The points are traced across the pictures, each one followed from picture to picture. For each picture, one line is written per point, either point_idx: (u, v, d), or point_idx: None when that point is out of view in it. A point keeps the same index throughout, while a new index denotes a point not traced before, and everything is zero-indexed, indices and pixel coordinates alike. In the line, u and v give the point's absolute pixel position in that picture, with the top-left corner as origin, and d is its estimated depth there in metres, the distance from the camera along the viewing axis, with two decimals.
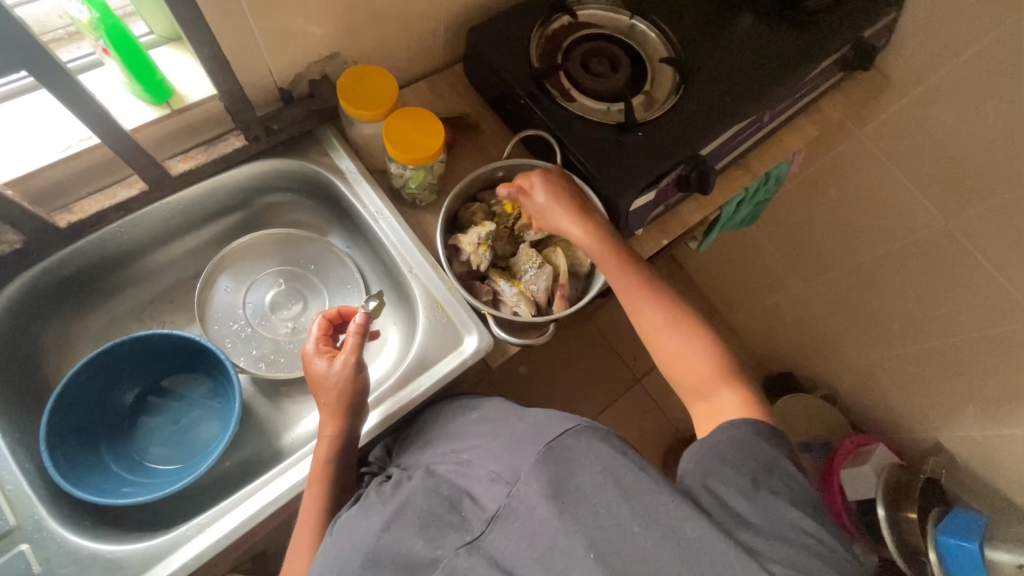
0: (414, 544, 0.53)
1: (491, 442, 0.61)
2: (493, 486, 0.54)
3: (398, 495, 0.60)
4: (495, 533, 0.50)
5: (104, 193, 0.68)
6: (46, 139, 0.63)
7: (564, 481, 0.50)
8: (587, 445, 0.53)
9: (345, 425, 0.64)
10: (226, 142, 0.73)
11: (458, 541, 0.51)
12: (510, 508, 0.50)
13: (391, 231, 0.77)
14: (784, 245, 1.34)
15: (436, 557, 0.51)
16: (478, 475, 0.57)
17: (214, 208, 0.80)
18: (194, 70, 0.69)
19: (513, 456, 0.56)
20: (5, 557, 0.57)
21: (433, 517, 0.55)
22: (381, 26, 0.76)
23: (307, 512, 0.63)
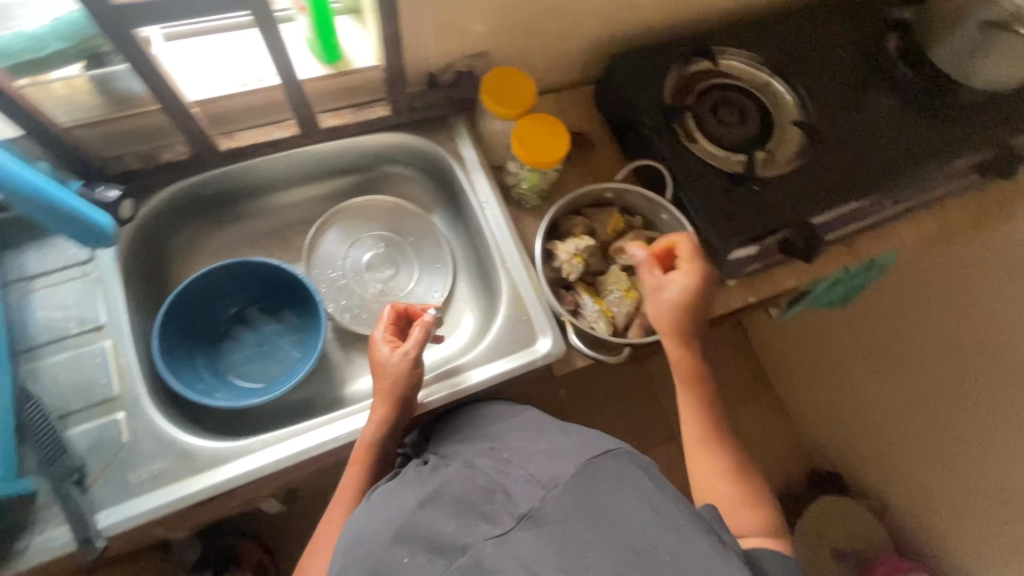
0: (446, 526, 0.52)
1: (534, 447, 0.61)
2: (530, 485, 0.54)
3: (434, 479, 0.60)
4: (527, 531, 0.49)
5: (262, 129, 0.76)
6: (232, 72, 0.71)
7: (600, 499, 0.50)
8: (630, 471, 0.53)
9: (393, 413, 0.67)
10: (373, 110, 0.80)
11: (487, 533, 0.50)
12: (545, 510, 0.50)
13: (494, 222, 0.80)
14: (866, 339, 1.27)
15: (463, 543, 0.50)
16: (517, 471, 0.56)
17: (341, 166, 0.87)
18: (365, 40, 0.77)
19: (554, 460, 0.56)
20: (104, 420, 0.64)
21: (468, 504, 0.54)
22: (534, 36, 0.81)
23: (345, 485, 0.67)
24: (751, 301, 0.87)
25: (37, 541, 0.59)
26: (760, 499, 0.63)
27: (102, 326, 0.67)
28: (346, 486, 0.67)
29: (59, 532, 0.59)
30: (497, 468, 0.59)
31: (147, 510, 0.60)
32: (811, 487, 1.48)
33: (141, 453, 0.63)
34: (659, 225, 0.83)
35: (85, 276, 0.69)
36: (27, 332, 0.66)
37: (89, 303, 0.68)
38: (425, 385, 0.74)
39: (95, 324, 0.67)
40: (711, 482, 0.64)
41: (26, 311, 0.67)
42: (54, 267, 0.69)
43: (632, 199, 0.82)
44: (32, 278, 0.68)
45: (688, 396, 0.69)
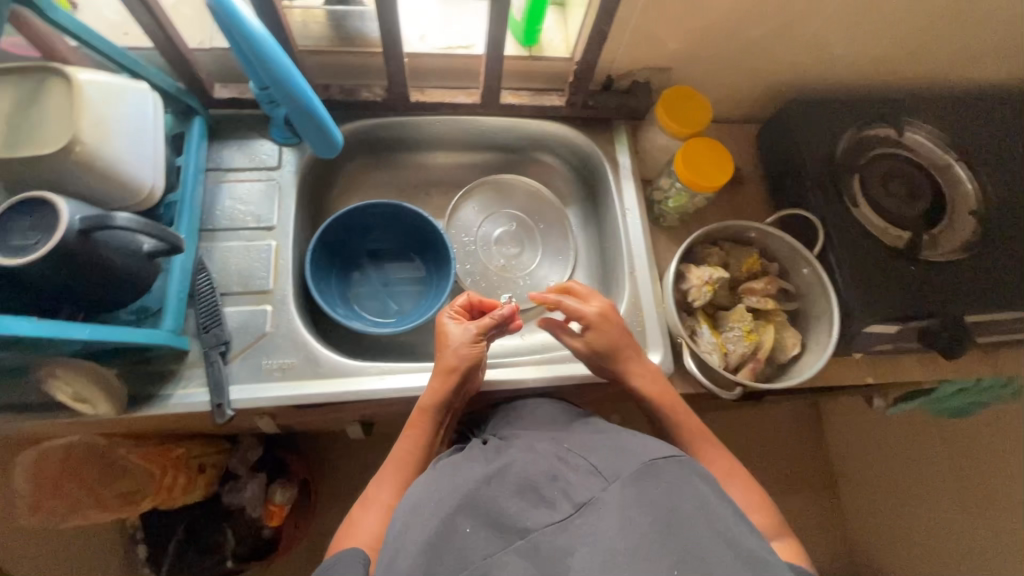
0: (508, 505, 0.51)
1: (595, 443, 0.59)
2: (590, 477, 0.53)
3: (500, 458, 0.59)
4: (587, 519, 0.48)
5: (449, 91, 0.81)
6: (441, 34, 0.77)
7: (656, 497, 0.48)
8: (690, 475, 0.51)
9: (451, 387, 0.68)
10: (550, 97, 0.83)
11: (546, 517, 0.49)
12: (602, 500, 0.49)
13: (632, 230, 0.81)
14: (895, 456, 1.17)
15: (526, 526, 0.49)
16: (579, 463, 0.55)
17: (498, 141, 0.92)
18: (562, 33, 0.81)
19: (614, 457, 0.55)
20: (254, 308, 0.71)
21: (530, 487, 0.53)
22: (720, 64, 0.82)
23: (404, 451, 0.68)
24: (868, 380, 0.82)
25: (180, 392, 0.66)
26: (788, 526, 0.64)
27: (272, 227, 0.75)
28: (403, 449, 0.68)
29: (199, 392, 0.66)
30: (559, 456, 0.58)
31: (271, 397, 0.67)
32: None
33: (278, 345, 0.70)
34: (796, 277, 0.81)
35: (269, 180, 0.77)
36: (213, 214, 0.74)
37: (267, 204, 0.76)
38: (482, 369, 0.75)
39: (267, 224, 0.75)
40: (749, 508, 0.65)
41: (217, 197, 0.75)
42: (248, 165, 0.77)
43: (774, 244, 0.80)
44: (228, 170, 0.77)
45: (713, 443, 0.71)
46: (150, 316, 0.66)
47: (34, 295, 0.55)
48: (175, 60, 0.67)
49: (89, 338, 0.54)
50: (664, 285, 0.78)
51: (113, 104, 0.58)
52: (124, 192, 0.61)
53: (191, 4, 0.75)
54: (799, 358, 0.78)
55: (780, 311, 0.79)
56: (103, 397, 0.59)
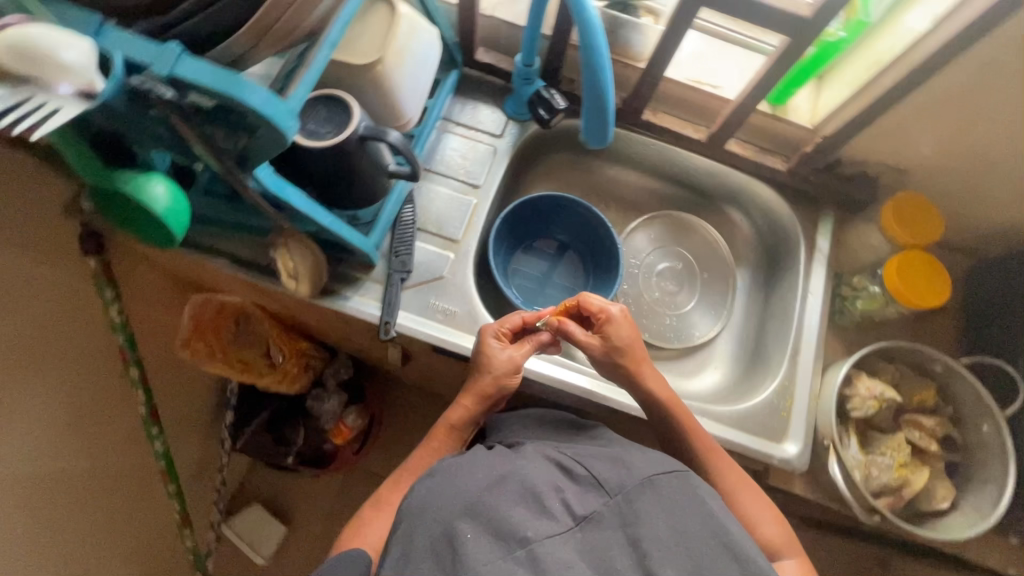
0: (511, 514, 0.44)
1: (593, 445, 0.53)
2: (589, 487, 0.47)
3: (503, 462, 0.50)
4: (591, 535, 0.44)
5: (678, 120, 0.83)
6: (698, 66, 0.79)
7: (660, 521, 0.44)
8: (695, 495, 0.47)
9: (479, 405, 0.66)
10: (771, 158, 0.82)
11: (546, 530, 0.43)
12: (605, 516, 0.45)
13: (808, 316, 0.78)
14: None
15: (526, 536, 0.43)
16: (576, 470, 0.49)
17: (696, 182, 0.92)
18: (811, 103, 0.80)
19: (617, 465, 0.49)
20: (440, 252, 0.76)
21: (531, 494, 0.46)
22: (967, 185, 0.77)
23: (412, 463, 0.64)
24: (1008, 571, 0.73)
25: (357, 298, 0.72)
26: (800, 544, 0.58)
27: (477, 187, 0.80)
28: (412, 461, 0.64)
29: (372, 304, 0.72)
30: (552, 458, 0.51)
31: (429, 334, 0.71)
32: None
33: (448, 291, 0.74)
34: (969, 431, 0.73)
35: (489, 145, 0.82)
36: (432, 157, 0.81)
37: (480, 166, 0.81)
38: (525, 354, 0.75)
39: (475, 183, 0.80)
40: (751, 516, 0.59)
41: (440, 143, 0.81)
42: (475, 125, 0.83)
43: (959, 387, 0.73)
44: (455, 123, 0.83)
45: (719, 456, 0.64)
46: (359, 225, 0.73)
47: (299, 175, 0.63)
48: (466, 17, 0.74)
49: (327, 226, 0.61)
50: (824, 382, 0.75)
51: (414, 39, 0.66)
52: (391, 114, 0.68)
53: None
54: (945, 514, 0.71)
55: (941, 456, 0.73)
56: (308, 278, 0.66)
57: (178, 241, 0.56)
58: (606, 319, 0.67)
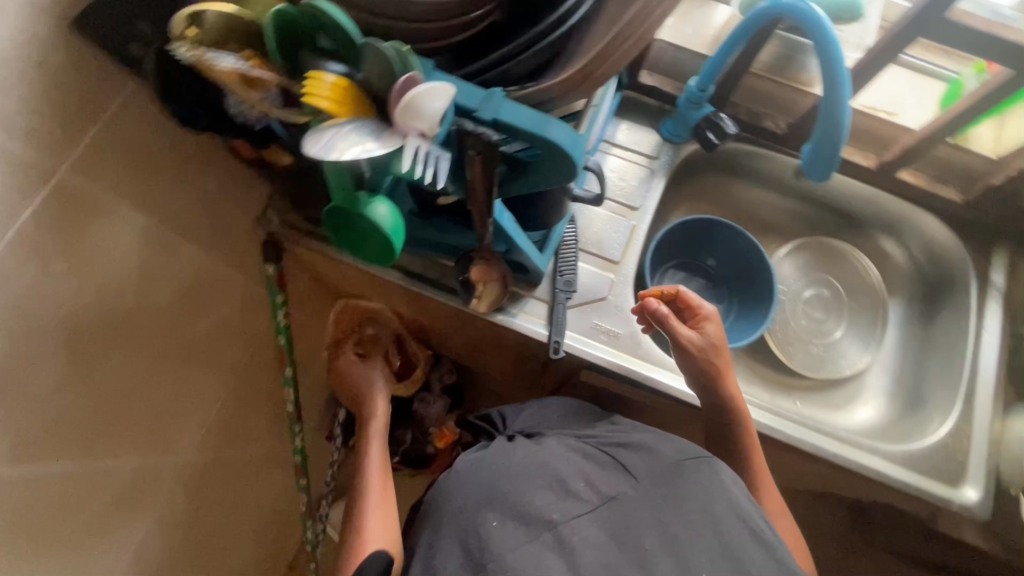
0: (538, 499, 0.50)
1: (615, 435, 0.59)
2: (617, 473, 0.54)
3: (529, 454, 0.56)
4: (617, 514, 0.50)
5: (847, 147, 0.80)
6: (878, 95, 0.77)
7: (688, 506, 0.50)
8: (719, 477, 0.52)
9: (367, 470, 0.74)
10: (945, 190, 0.80)
11: (573, 514, 0.50)
12: (632, 501, 0.51)
13: (986, 355, 0.75)
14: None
15: (554, 519, 0.49)
16: (602, 459, 0.55)
17: (848, 209, 0.89)
18: (991, 134, 0.77)
19: (643, 455, 0.55)
20: (602, 272, 0.77)
21: (557, 483, 0.52)
22: None
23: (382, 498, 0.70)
24: None
25: (522, 315, 0.74)
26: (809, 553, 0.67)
27: (635, 209, 0.80)
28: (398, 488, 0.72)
29: (537, 322, 0.74)
30: (579, 447, 0.57)
31: (596, 354, 0.72)
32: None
33: (611, 313, 0.75)
34: None
35: (647, 166, 0.82)
36: None
37: (638, 187, 0.81)
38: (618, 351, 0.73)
39: (633, 204, 0.80)
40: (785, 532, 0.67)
41: (599, 163, 0.82)
42: (633, 147, 0.83)
43: None
44: (613, 144, 0.83)
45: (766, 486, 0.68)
46: None
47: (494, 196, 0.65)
48: None
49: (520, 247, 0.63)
50: (1006, 425, 0.71)
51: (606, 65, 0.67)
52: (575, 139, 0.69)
53: None
54: None
55: None
56: (489, 296, 0.68)
57: (397, 256, 0.57)
58: (705, 319, 0.67)
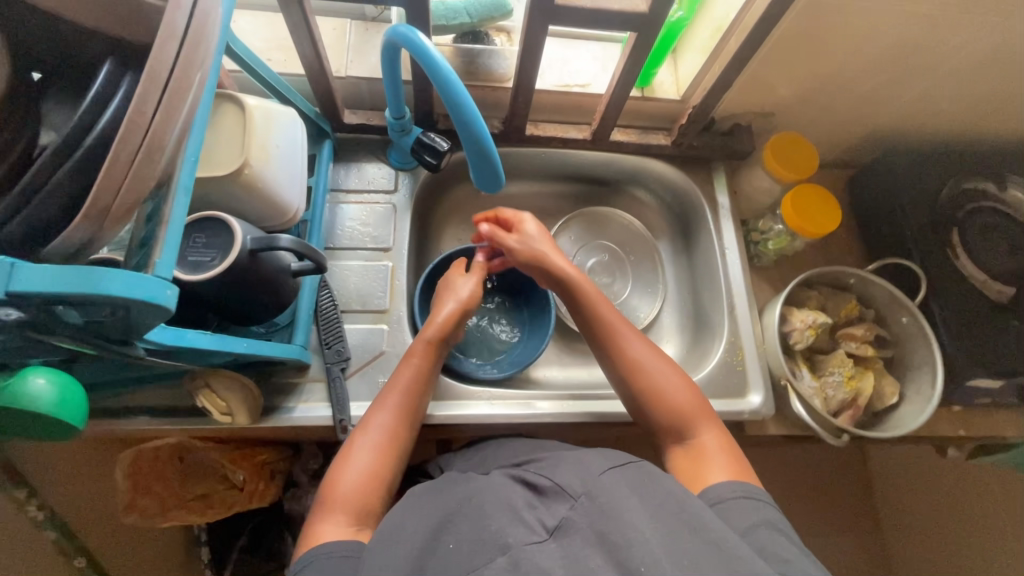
0: (487, 528, 0.48)
1: (544, 463, 0.59)
2: (557, 497, 0.52)
3: (467, 499, 0.54)
4: (566, 541, 0.47)
5: (561, 126, 0.84)
6: (563, 73, 0.81)
7: (623, 505, 0.50)
8: (649, 477, 0.54)
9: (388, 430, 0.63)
10: (655, 136, 0.86)
11: (525, 536, 0.47)
12: (575, 521, 0.49)
13: (731, 270, 0.83)
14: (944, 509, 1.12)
15: (507, 543, 0.47)
16: (542, 486, 0.54)
17: (596, 174, 0.93)
18: (670, 76, 0.84)
19: (579, 470, 0.55)
20: (373, 326, 0.73)
21: (502, 514, 0.50)
22: (824, 111, 0.85)
23: (390, 416, 0.64)
24: (957, 432, 0.82)
25: (302, 406, 0.68)
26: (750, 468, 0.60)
27: (388, 249, 0.78)
28: (406, 380, 0.66)
29: (320, 406, 0.68)
30: (521, 479, 0.57)
31: None
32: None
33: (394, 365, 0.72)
34: (894, 326, 0.81)
35: (387, 203, 0.80)
36: (334, 233, 0.77)
37: (385, 227, 0.79)
38: (449, 405, 0.74)
39: (384, 246, 0.77)
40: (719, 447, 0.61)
41: (337, 217, 0.78)
42: (365, 188, 0.80)
43: (874, 293, 0.81)
44: (346, 192, 0.80)
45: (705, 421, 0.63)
46: (279, 330, 0.69)
47: (197, 308, 0.58)
48: (319, 87, 0.70)
49: (244, 352, 0.57)
50: (765, 326, 0.80)
51: (274, 129, 0.62)
52: (272, 213, 0.63)
53: (328, 33, 0.78)
54: (897, 407, 0.78)
55: (877, 359, 0.80)
56: (242, 408, 0.61)
57: (82, 427, 0.49)
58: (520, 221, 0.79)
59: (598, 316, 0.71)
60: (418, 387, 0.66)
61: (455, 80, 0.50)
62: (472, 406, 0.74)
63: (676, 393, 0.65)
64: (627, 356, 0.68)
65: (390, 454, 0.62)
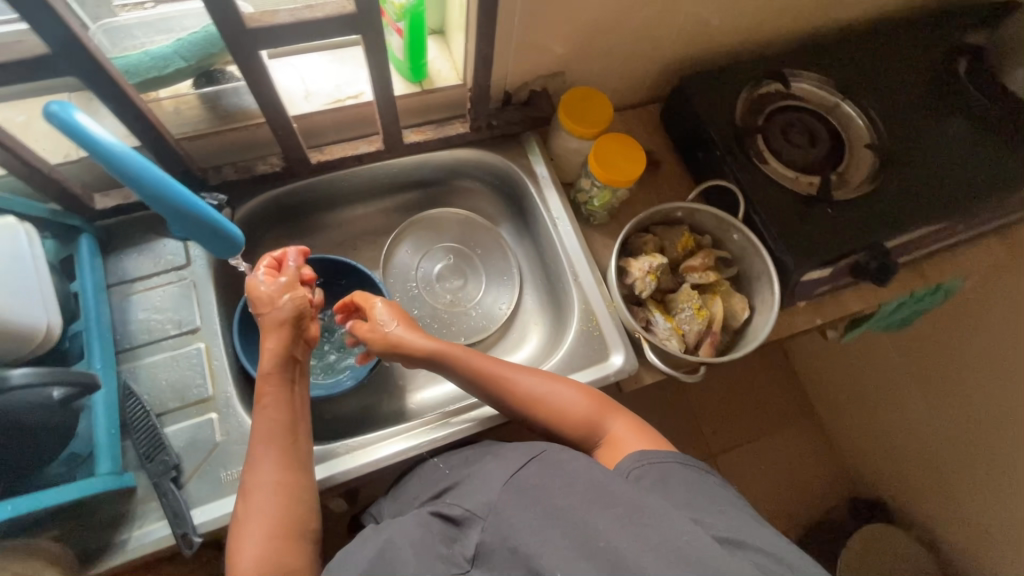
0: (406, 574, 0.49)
1: (467, 484, 0.60)
2: (470, 523, 0.54)
3: (394, 533, 0.55)
4: (485, 566, 0.50)
5: (350, 143, 0.78)
6: (329, 89, 0.75)
7: (531, 510, 0.51)
8: (560, 462, 0.55)
9: (288, 470, 0.58)
10: (453, 126, 0.82)
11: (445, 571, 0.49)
12: (488, 543, 0.51)
13: (566, 238, 0.82)
14: (859, 376, 1.23)
15: None
16: (456, 514, 0.56)
17: (415, 179, 0.89)
18: (445, 62, 0.80)
19: (490, 485, 0.57)
20: (198, 419, 0.66)
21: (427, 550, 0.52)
22: (607, 56, 0.84)
23: (273, 437, 0.59)
24: (816, 323, 0.86)
25: (136, 534, 0.60)
26: (632, 422, 0.64)
27: (197, 329, 0.70)
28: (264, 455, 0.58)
29: (157, 527, 0.61)
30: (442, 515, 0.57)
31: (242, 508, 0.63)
32: (846, 521, 1.27)
33: (232, 453, 0.65)
34: (729, 244, 0.83)
35: (181, 281, 0.72)
36: (127, 332, 0.69)
37: (185, 308, 0.71)
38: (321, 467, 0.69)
39: (191, 327, 0.70)
40: (601, 420, 0.63)
41: (126, 312, 0.69)
42: (154, 271, 0.72)
43: (703, 219, 0.82)
44: (132, 282, 0.71)
45: (576, 399, 0.64)
46: (83, 463, 0.60)
47: None
48: (38, 182, 0.61)
49: (13, 514, 0.51)
50: (608, 284, 0.79)
51: None
52: (11, 344, 0.55)
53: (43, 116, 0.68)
54: (751, 321, 0.80)
55: (723, 281, 0.82)
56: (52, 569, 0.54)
57: None
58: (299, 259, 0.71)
59: (480, 370, 0.68)
60: (286, 422, 0.61)
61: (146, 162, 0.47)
62: (334, 465, 0.69)
63: (538, 392, 0.65)
64: (523, 394, 0.65)
65: (288, 510, 0.56)
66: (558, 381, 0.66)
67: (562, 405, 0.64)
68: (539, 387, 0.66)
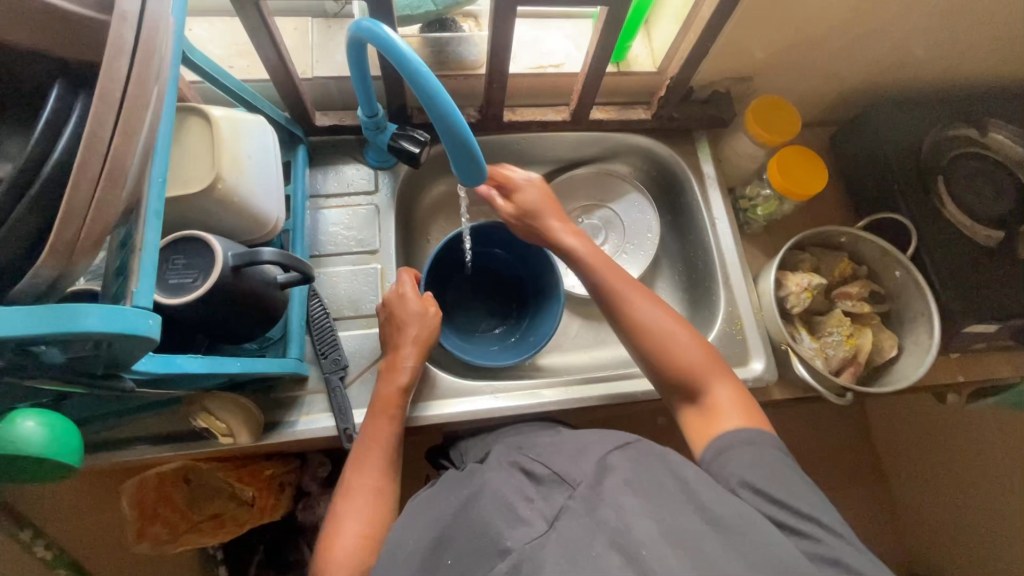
0: (490, 521, 0.48)
1: (547, 447, 0.58)
2: (554, 487, 0.52)
3: (471, 484, 0.56)
4: (567, 529, 0.46)
5: (539, 109, 0.82)
6: (535, 55, 0.79)
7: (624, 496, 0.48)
8: (647, 460, 0.53)
9: (387, 477, 0.61)
10: (634, 111, 0.84)
11: (528, 531, 0.46)
12: (573, 508, 0.48)
13: (722, 239, 0.83)
14: None
15: (507, 543, 0.46)
16: (541, 475, 0.54)
17: (579, 155, 0.92)
18: (644, 48, 0.83)
19: (575, 460, 0.54)
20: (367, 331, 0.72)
21: (508, 505, 0.50)
22: (802, 70, 0.84)
23: (382, 442, 0.62)
24: (957, 379, 0.83)
25: (304, 419, 0.66)
26: (738, 398, 0.61)
27: (375, 251, 0.76)
28: (382, 431, 0.63)
29: (322, 417, 0.67)
30: (521, 469, 0.55)
31: None
32: None
33: None
34: (886, 280, 0.81)
35: (369, 204, 0.78)
36: (318, 240, 0.76)
37: (368, 230, 0.77)
38: (461, 399, 0.73)
39: (371, 248, 0.76)
40: (708, 377, 0.61)
41: (318, 223, 0.76)
42: (345, 191, 0.78)
43: (866, 249, 0.81)
44: (326, 197, 0.78)
45: (684, 345, 0.63)
46: (272, 344, 0.67)
47: (185, 331, 0.56)
48: (286, 91, 0.68)
49: (239, 371, 0.55)
50: (760, 293, 0.80)
51: (243, 140, 0.60)
52: (249, 226, 0.61)
53: (290, 34, 0.75)
54: (897, 360, 0.78)
55: (873, 315, 0.81)
56: (242, 426, 0.60)
57: (77, 465, 0.47)
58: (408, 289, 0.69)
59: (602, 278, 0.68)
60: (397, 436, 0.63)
61: (425, 69, 0.49)
62: (475, 400, 0.73)
63: (649, 317, 0.65)
64: (636, 317, 0.65)
65: (381, 515, 0.59)
66: (674, 320, 0.65)
67: (674, 346, 0.63)
68: (654, 318, 0.65)
